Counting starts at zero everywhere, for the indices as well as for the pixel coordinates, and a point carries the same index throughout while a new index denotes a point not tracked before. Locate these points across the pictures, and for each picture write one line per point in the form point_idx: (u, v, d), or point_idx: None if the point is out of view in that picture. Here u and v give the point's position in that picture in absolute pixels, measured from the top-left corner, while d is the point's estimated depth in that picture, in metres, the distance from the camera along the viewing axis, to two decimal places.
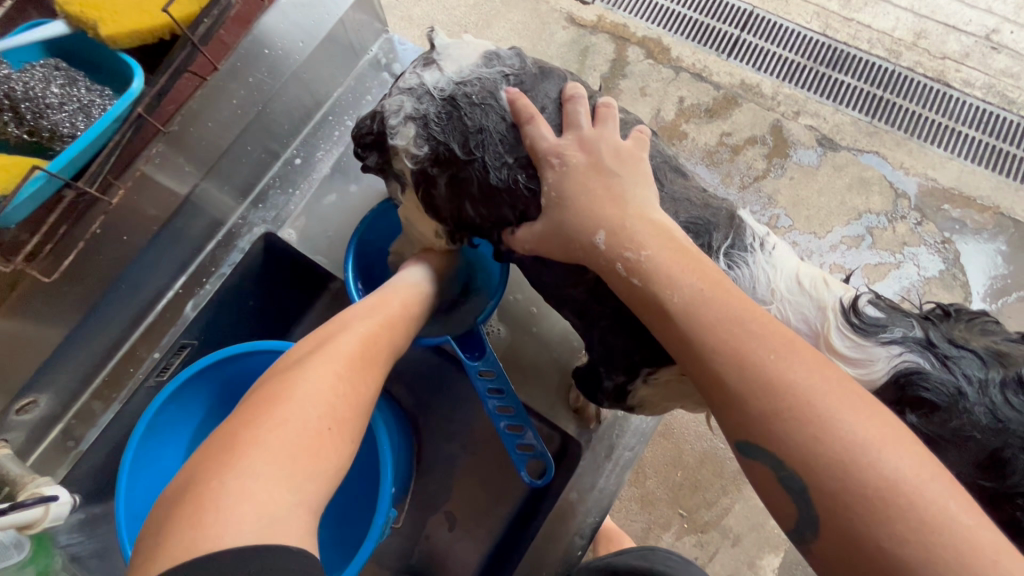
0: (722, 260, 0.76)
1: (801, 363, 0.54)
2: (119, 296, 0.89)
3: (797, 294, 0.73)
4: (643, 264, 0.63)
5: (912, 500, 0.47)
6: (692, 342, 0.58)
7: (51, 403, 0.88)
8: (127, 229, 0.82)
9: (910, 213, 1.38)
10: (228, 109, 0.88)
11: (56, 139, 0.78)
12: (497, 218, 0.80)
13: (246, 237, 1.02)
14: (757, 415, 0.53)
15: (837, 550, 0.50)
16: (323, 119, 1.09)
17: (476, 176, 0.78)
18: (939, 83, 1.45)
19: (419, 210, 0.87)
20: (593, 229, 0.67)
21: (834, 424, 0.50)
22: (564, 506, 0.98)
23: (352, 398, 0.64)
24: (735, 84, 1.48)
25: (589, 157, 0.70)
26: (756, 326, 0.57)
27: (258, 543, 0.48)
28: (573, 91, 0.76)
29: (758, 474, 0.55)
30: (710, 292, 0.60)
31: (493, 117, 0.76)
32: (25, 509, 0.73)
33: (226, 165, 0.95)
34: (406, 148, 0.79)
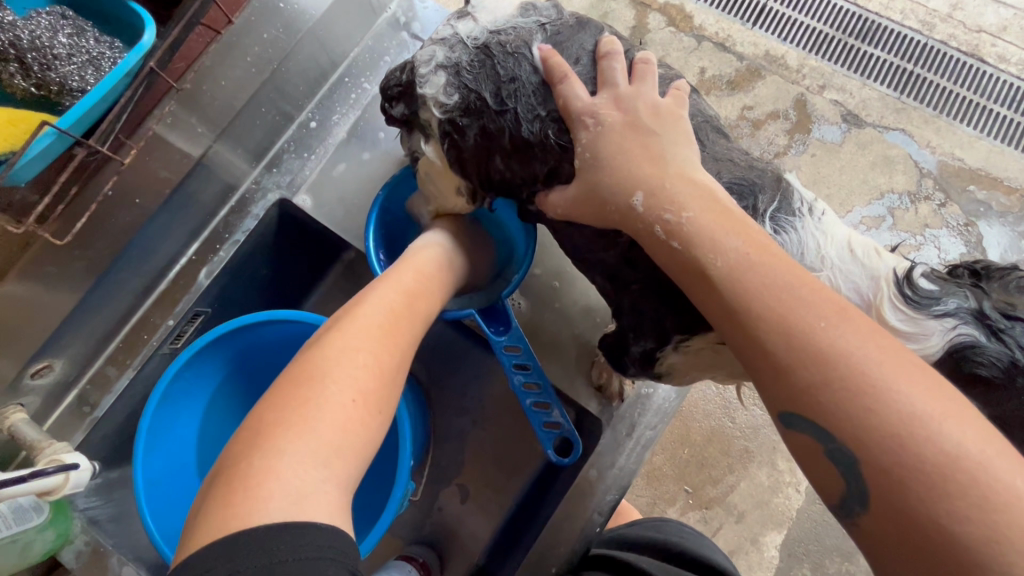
0: (768, 223, 0.71)
1: (853, 331, 0.51)
2: (132, 261, 0.87)
3: (848, 263, 0.69)
4: (683, 227, 0.60)
5: (975, 477, 0.45)
6: (736, 311, 0.56)
7: (65, 368, 0.87)
8: (139, 192, 0.80)
9: (934, 193, 1.33)
10: (242, 66, 0.84)
11: (65, 93, 0.75)
12: (527, 174, 0.77)
13: (261, 202, 0.98)
14: (803, 385, 0.51)
15: (889, 527, 0.48)
16: (339, 81, 1.05)
17: (507, 128, 0.74)
18: (972, 58, 1.37)
19: (444, 165, 0.82)
20: (630, 190, 0.64)
21: (890, 395, 0.48)
22: (583, 484, 0.97)
23: (378, 370, 0.61)
24: (759, 54, 1.41)
25: (626, 115, 0.66)
26: (806, 292, 0.54)
27: (290, 520, 0.46)
28: (607, 48, 0.71)
29: (801, 446, 0.53)
30: (756, 256, 0.57)
31: (525, 67, 0.73)
32: (44, 475, 0.73)
33: (240, 125, 0.91)
34: (435, 97, 0.76)
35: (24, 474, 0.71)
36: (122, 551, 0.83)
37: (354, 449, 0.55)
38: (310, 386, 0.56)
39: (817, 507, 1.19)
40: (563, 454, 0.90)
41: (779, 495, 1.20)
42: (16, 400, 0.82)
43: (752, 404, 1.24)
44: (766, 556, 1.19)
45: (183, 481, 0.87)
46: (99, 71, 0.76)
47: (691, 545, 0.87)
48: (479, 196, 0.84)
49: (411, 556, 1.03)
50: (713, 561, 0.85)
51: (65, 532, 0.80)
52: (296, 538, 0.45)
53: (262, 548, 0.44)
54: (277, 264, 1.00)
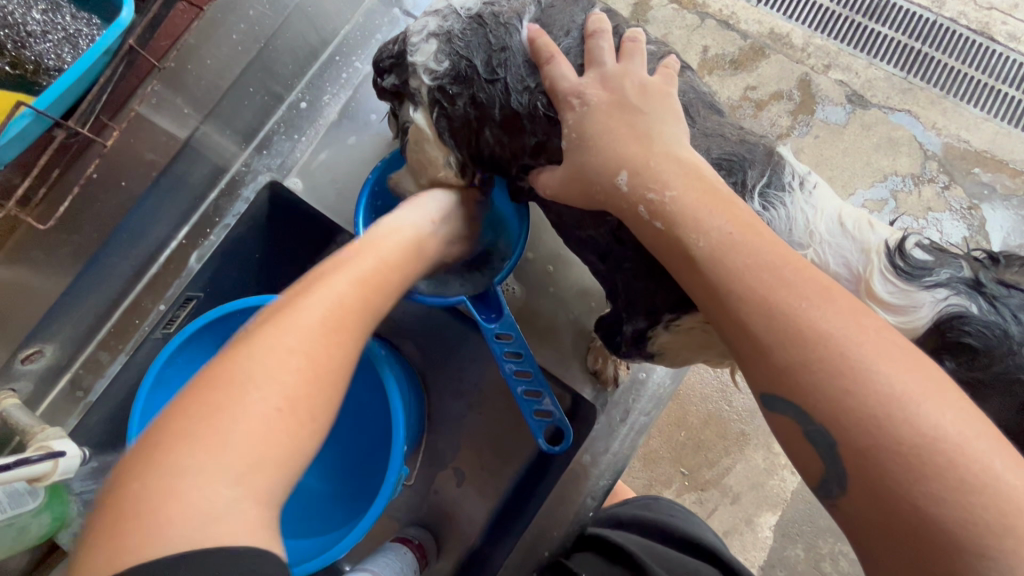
0: (756, 200, 0.70)
1: (835, 312, 0.50)
2: (121, 245, 0.86)
3: (839, 236, 0.67)
4: (666, 207, 0.59)
5: (951, 459, 0.45)
6: (719, 292, 0.55)
7: (57, 353, 0.86)
8: (125, 174, 0.78)
9: (938, 175, 1.31)
10: (228, 44, 0.81)
11: (41, 73, 0.73)
12: (517, 148, 0.75)
13: (251, 184, 0.97)
14: (785, 366, 0.50)
15: (866, 508, 0.48)
16: (330, 60, 1.02)
17: (496, 98, 0.73)
18: (982, 36, 1.34)
19: (433, 135, 0.78)
20: (614, 169, 0.62)
21: (869, 376, 0.47)
22: (577, 467, 0.98)
23: (310, 372, 0.56)
24: (764, 33, 1.38)
25: (612, 95, 0.64)
26: (790, 274, 0.53)
27: (185, 549, 0.44)
28: (596, 25, 0.69)
29: (782, 428, 0.52)
30: (740, 236, 0.56)
31: (516, 37, 0.71)
32: (34, 462, 0.71)
33: (227, 105, 0.89)
34: (425, 64, 0.75)
35: (14, 459, 0.69)
36: None
37: (275, 461, 0.51)
38: (230, 391, 0.52)
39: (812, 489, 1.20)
40: (553, 443, 0.91)
41: (774, 477, 1.21)
42: (9, 385, 0.82)
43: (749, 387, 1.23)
44: (760, 536, 1.20)
45: None
46: (76, 49, 0.75)
47: (679, 524, 0.88)
48: (468, 169, 0.82)
49: (407, 538, 1.04)
50: (700, 537, 0.85)
51: (62, 515, 0.82)
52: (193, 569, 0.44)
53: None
54: (271, 248, 0.98)
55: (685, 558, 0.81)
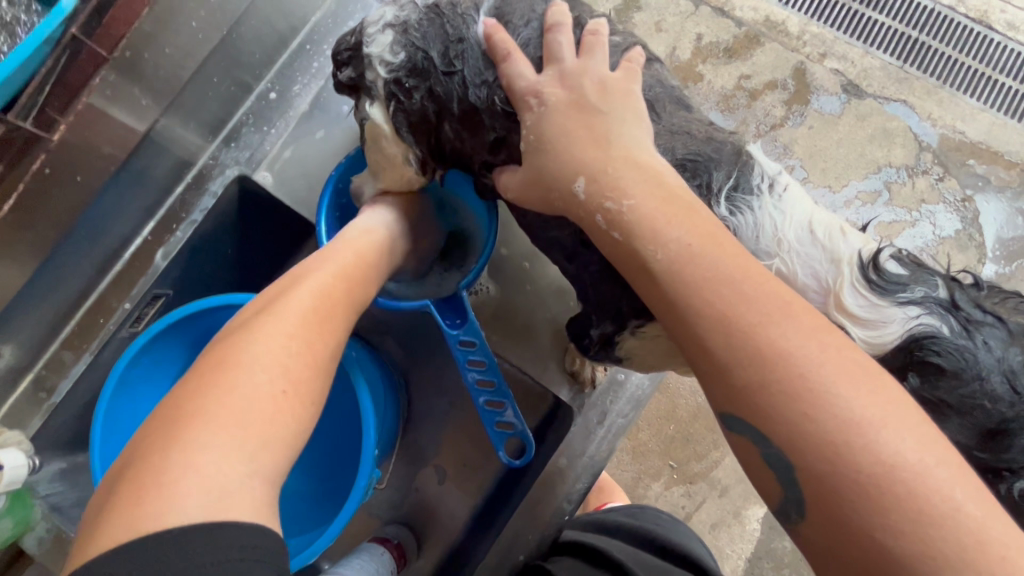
0: (722, 206, 0.67)
1: (797, 329, 0.48)
2: (82, 242, 0.83)
3: (809, 245, 0.64)
4: (624, 216, 0.57)
5: (911, 488, 0.43)
6: (677, 307, 0.53)
7: (17, 353, 0.84)
8: (82, 167, 0.74)
9: (932, 167, 1.28)
10: (188, 32, 0.78)
11: None
12: (478, 143, 0.73)
13: (218, 178, 0.94)
14: (741, 387, 0.48)
15: (825, 536, 0.46)
16: (300, 48, 0.98)
17: (454, 92, 0.70)
18: (980, 25, 1.30)
19: (392, 129, 0.74)
20: (570, 176, 0.60)
21: (828, 399, 0.45)
22: (553, 471, 0.97)
23: (316, 357, 0.58)
24: (758, 20, 1.34)
25: (570, 93, 0.62)
26: (750, 289, 0.51)
27: (213, 516, 0.44)
28: (554, 18, 0.67)
29: (739, 449, 0.51)
30: (698, 247, 0.53)
31: (473, 29, 0.69)
32: None
33: (189, 97, 0.85)
34: (380, 56, 0.71)
35: None
36: None
37: (285, 442, 0.52)
38: (230, 373, 0.52)
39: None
40: (514, 456, 0.91)
41: None
42: None
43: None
44: (747, 529, 1.19)
45: None
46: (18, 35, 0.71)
47: (670, 535, 0.86)
48: (429, 166, 0.79)
49: (386, 537, 1.02)
50: (691, 551, 0.84)
51: (25, 519, 0.81)
52: (219, 539, 0.43)
53: (178, 550, 0.42)
54: (244, 243, 0.96)
55: (671, 565, 0.80)
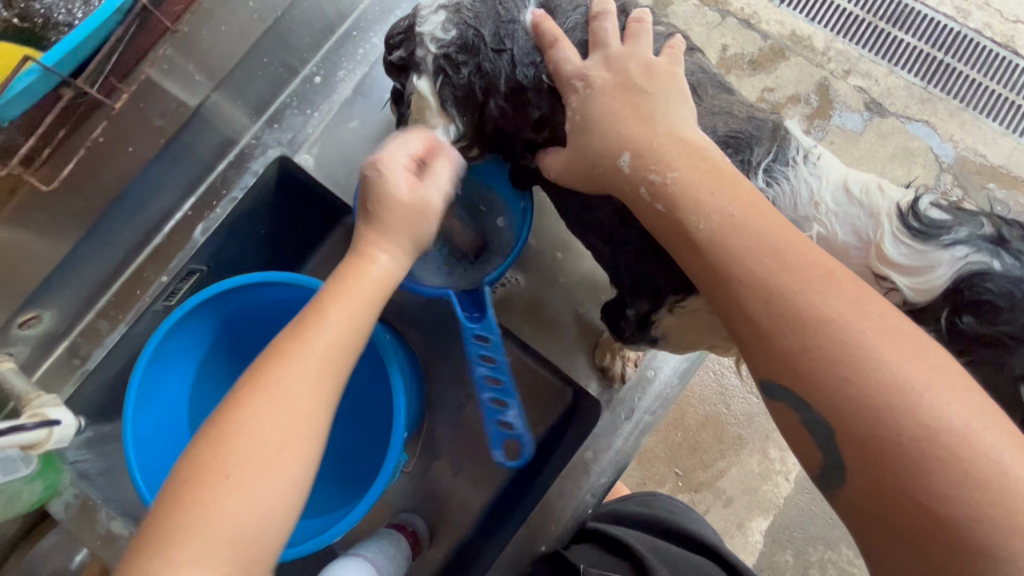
0: (760, 178, 0.68)
1: (839, 296, 0.49)
2: (125, 213, 0.84)
3: (846, 205, 0.65)
4: (668, 186, 0.57)
5: (955, 452, 0.43)
6: (721, 276, 0.53)
7: (55, 320, 0.85)
8: (133, 140, 0.76)
9: (952, 188, 1.28)
10: (242, 11, 0.80)
11: (50, 28, 0.68)
12: (523, 122, 0.73)
13: (260, 158, 0.95)
14: (782, 354, 0.49)
15: (865, 499, 0.47)
16: (347, 34, 0.99)
17: (502, 70, 0.71)
18: (1006, 50, 1.31)
19: (437, 103, 0.75)
20: (616, 152, 0.61)
21: (871, 364, 0.46)
22: (578, 464, 0.97)
23: (306, 442, 0.53)
24: (785, 34, 1.35)
25: (617, 76, 0.63)
26: (793, 258, 0.51)
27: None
28: (601, 7, 0.67)
29: (779, 416, 0.52)
30: (744, 217, 0.54)
31: (524, 12, 0.71)
32: (26, 430, 0.71)
33: (240, 76, 0.87)
34: (431, 33, 0.73)
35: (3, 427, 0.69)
36: (112, 505, 0.84)
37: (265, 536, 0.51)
38: (223, 458, 0.50)
39: (805, 496, 1.19)
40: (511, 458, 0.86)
41: (767, 483, 1.20)
42: (5, 349, 0.80)
43: (750, 392, 1.22)
44: (750, 540, 1.19)
45: (174, 434, 0.87)
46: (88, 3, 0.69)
47: (679, 521, 0.89)
48: (469, 143, 0.79)
49: (402, 524, 1.03)
50: (697, 533, 0.87)
51: (55, 483, 0.81)
52: None
53: None
54: (278, 225, 0.97)
55: (686, 552, 0.83)
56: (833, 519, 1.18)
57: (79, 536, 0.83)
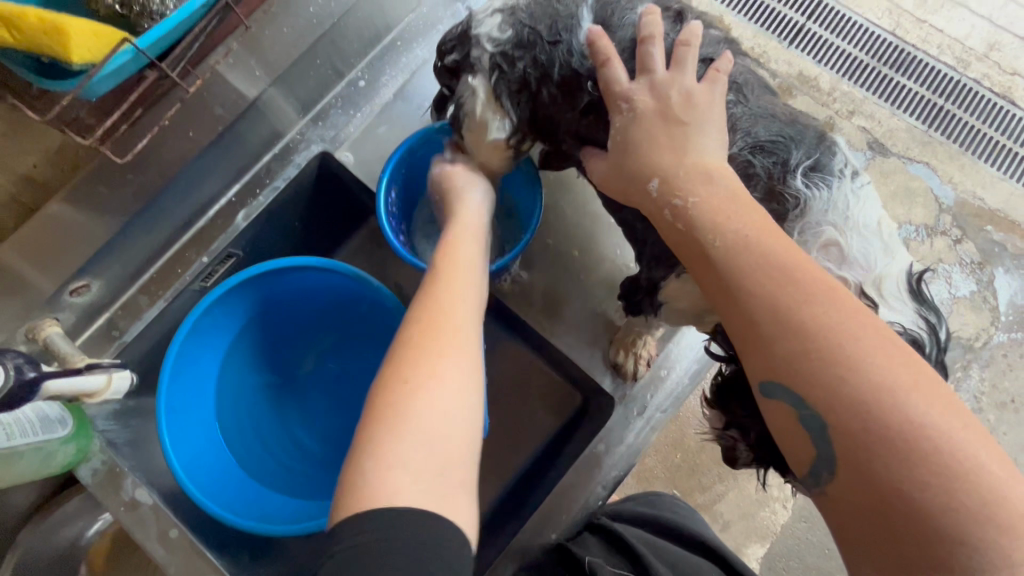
0: (799, 173, 0.73)
1: (838, 308, 0.53)
2: (175, 196, 0.94)
3: (871, 230, 0.70)
4: (689, 211, 0.62)
5: (936, 445, 0.47)
6: (730, 284, 0.58)
7: (101, 290, 0.95)
8: (194, 126, 0.86)
9: (951, 229, 1.34)
10: (305, 15, 0.87)
11: (145, 16, 0.75)
12: (573, 111, 0.79)
13: (303, 152, 1.05)
14: (784, 355, 0.53)
15: (853, 493, 0.51)
16: (391, 44, 1.09)
17: (557, 58, 0.77)
18: (1003, 99, 1.39)
19: (490, 96, 0.82)
20: (647, 176, 0.66)
21: (862, 365, 0.50)
22: (591, 456, 1.04)
23: (471, 369, 0.64)
24: (792, 74, 1.42)
25: (658, 102, 0.67)
26: (800, 273, 0.55)
27: (422, 513, 0.53)
28: (648, 29, 0.70)
29: (778, 415, 0.55)
30: (755, 234, 0.58)
31: (580, 7, 0.77)
32: (93, 372, 0.81)
33: (295, 75, 0.96)
34: (489, 32, 0.80)
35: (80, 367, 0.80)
36: (138, 473, 0.89)
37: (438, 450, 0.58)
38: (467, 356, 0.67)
39: (801, 525, 1.19)
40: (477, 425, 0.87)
41: (765, 509, 1.20)
42: (53, 313, 0.89)
43: None
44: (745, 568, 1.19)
45: (202, 408, 0.91)
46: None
47: (684, 523, 0.91)
48: (518, 132, 0.85)
49: None
50: (703, 536, 0.89)
51: (85, 448, 0.86)
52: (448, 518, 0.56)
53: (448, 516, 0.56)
54: (310, 218, 1.03)
55: (685, 552, 0.86)
56: (829, 551, 1.18)
57: (104, 502, 0.87)
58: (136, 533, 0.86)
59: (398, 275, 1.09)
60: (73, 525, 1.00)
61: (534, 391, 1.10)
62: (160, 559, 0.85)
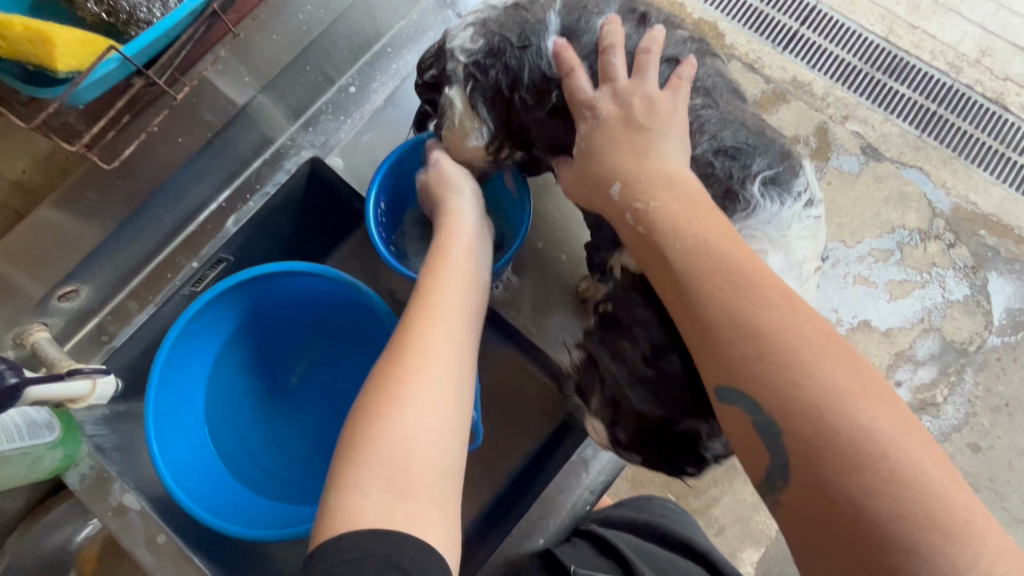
0: (754, 181, 0.73)
1: (792, 313, 0.55)
2: (165, 201, 0.95)
3: (796, 259, 0.73)
4: (650, 214, 0.64)
5: (884, 450, 0.49)
6: (688, 291, 0.59)
7: (91, 295, 0.95)
8: (182, 132, 0.87)
9: (944, 233, 1.35)
10: (294, 23, 0.88)
11: (132, 23, 0.75)
12: (547, 115, 0.79)
13: (294, 158, 1.06)
14: (741, 359, 0.55)
15: (804, 500, 0.51)
16: (382, 50, 1.10)
17: (528, 63, 0.77)
18: (996, 105, 1.40)
19: (467, 107, 0.81)
20: (610, 179, 0.68)
21: (813, 369, 0.52)
22: (578, 462, 1.00)
23: (428, 385, 0.67)
24: (786, 79, 1.43)
25: (622, 109, 0.69)
26: (756, 279, 0.58)
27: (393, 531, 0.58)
28: (609, 39, 0.72)
29: (732, 419, 0.56)
30: (714, 241, 0.60)
31: (547, 12, 0.77)
32: (77, 377, 0.80)
33: (285, 81, 0.97)
34: (461, 45, 0.80)
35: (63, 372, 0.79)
36: (126, 478, 0.89)
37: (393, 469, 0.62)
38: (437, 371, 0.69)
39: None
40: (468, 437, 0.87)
41: (760, 514, 1.20)
42: (42, 318, 0.90)
43: None
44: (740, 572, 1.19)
45: (189, 414, 0.91)
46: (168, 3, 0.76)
47: (674, 526, 0.92)
48: (496, 139, 0.84)
49: None
50: (693, 539, 0.89)
51: (73, 454, 0.87)
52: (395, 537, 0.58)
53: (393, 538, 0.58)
54: (301, 224, 1.03)
55: (673, 556, 0.87)
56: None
57: (92, 507, 0.87)
58: (124, 539, 0.86)
59: (390, 279, 1.09)
60: (61, 531, 0.99)
61: (524, 396, 1.10)
62: (149, 564, 0.85)
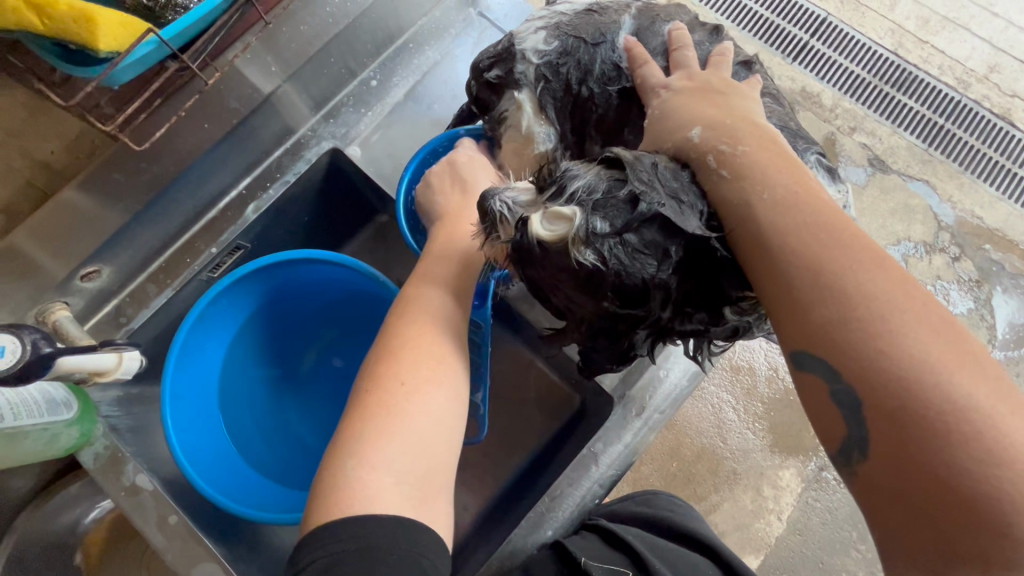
0: (812, 154, 0.75)
1: (885, 277, 0.52)
2: (185, 187, 0.97)
3: None
4: (737, 157, 0.60)
5: (978, 429, 0.46)
6: (768, 248, 0.55)
7: (111, 277, 0.97)
8: (209, 118, 0.91)
9: (949, 246, 1.36)
10: (321, 14, 0.93)
11: (169, 8, 0.78)
12: (621, 114, 0.79)
13: (314, 149, 1.06)
14: (822, 323, 0.52)
15: (885, 473, 0.50)
16: (403, 46, 1.12)
17: (600, 60, 0.80)
18: (1003, 120, 1.41)
19: (535, 108, 0.86)
20: (688, 126, 0.65)
21: (905, 340, 0.49)
22: (586, 455, 1.03)
23: (432, 388, 0.68)
24: (795, 90, 1.44)
25: (697, 83, 0.70)
26: (846, 238, 0.54)
27: (401, 521, 0.58)
28: (680, 40, 0.76)
29: (806, 386, 0.54)
30: (803, 196, 0.57)
31: (621, 19, 0.82)
32: (101, 351, 0.81)
33: (308, 72, 0.99)
34: (534, 46, 0.84)
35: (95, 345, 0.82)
36: (138, 458, 0.90)
37: (400, 466, 0.62)
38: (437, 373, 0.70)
39: (796, 537, 1.19)
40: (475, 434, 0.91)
41: (760, 520, 1.20)
42: (63, 297, 0.91)
43: (746, 428, 1.24)
44: None
45: (202, 399, 0.92)
46: None
47: (682, 521, 0.93)
48: (566, 139, 0.86)
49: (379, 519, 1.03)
50: (700, 533, 0.90)
51: (89, 433, 0.88)
52: (412, 532, 0.58)
53: (407, 531, 0.58)
54: (319, 215, 1.05)
55: (685, 551, 0.87)
56: (822, 564, 1.18)
57: (105, 486, 0.88)
58: (135, 517, 0.86)
59: (402, 273, 1.10)
60: (70, 512, 1.02)
61: (534, 393, 1.11)
62: (159, 545, 0.85)
